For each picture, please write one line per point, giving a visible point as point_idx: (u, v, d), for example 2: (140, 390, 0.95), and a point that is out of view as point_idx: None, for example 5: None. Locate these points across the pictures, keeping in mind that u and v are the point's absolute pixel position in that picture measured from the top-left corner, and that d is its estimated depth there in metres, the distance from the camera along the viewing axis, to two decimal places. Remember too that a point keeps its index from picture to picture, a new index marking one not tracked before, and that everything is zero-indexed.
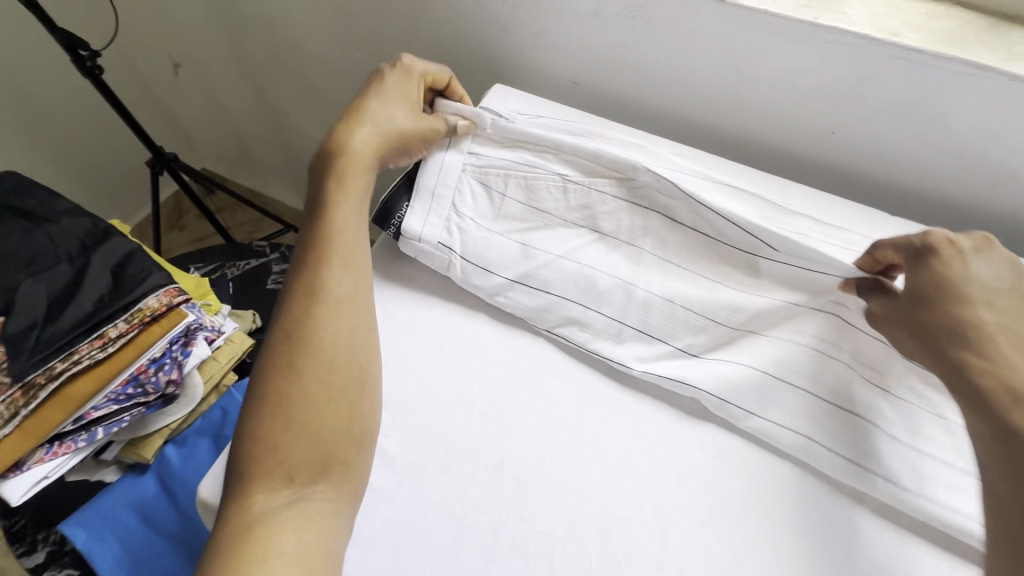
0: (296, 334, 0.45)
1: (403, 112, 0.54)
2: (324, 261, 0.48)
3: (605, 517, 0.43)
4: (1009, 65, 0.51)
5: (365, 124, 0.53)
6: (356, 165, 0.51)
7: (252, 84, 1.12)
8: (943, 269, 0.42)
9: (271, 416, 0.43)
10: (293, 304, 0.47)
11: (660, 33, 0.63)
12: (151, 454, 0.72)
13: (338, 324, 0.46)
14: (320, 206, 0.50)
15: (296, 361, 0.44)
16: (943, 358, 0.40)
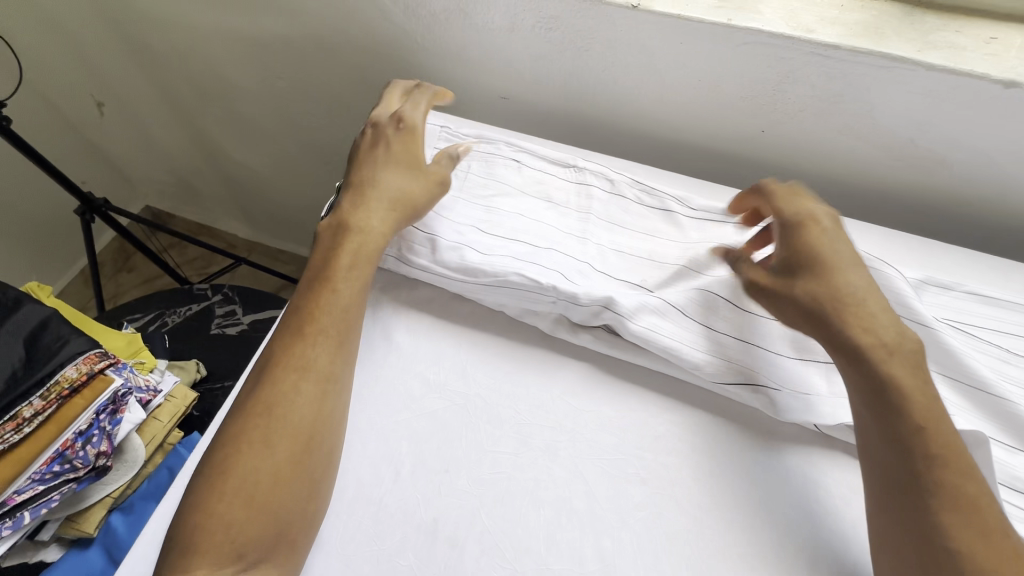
0: (277, 409, 0.41)
1: (406, 180, 0.52)
2: (312, 333, 0.45)
3: (545, 572, 0.40)
4: (925, 55, 0.50)
5: (375, 200, 0.50)
6: (362, 236, 0.49)
7: (182, 119, 1.07)
8: (814, 246, 0.44)
9: (233, 495, 0.38)
10: (272, 372, 0.43)
11: (578, 44, 0.60)
12: (93, 526, 0.67)
13: (319, 405, 0.42)
14: (317, 273, 0.48)
15: (269, 440, 0.40)
16: (823, 332, 0.42)
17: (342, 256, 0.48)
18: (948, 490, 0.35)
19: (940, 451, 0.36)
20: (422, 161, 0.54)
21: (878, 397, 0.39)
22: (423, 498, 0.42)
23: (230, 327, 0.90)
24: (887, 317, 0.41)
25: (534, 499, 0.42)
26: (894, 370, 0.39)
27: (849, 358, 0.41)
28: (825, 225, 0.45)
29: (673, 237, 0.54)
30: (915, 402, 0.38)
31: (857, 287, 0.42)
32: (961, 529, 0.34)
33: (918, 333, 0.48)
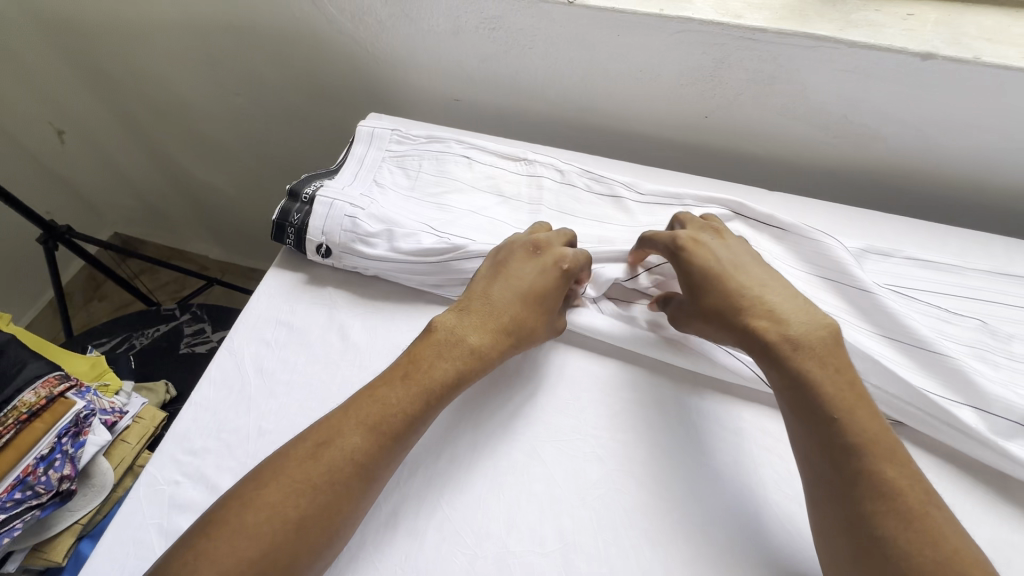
0: (320, 495, 0.37)
1: (531, 313, 0.46)
2: (385, 433, 0.40)
3: (507, 554, 0.40)
4: (847, 33, 0.52)
5: (502, 326, 0.45)
6: (475, 368, 0.44)
7: (147, 144, 1.07)
8: (704, 262, 0.45)
9: (238, 564, 0.34)
10: (343, 455, 0.39)
11: (521, 42, 0.62)
12: (62, 555, 0.65)
13: (360, 503, 0.39)
14: (422, 387, 0.42)
15: (303, 520, 0.36)
16: (748, 346, 0.42)
17: (455, 378, 0.43)
18: (875, 477, 0.35)
19: (867, 441, 0.36)
20: (555, 296, 0.47)
21: (798, 395, 0.39)
22: (381, 492, 0.43)
23: (199, 346, 0.89)
24: (798, 309, 0.42)
25: (491, 485, 0.43)
26: (805, 364, 0.39)
27: (763, 363, 0.41)
28: (706, 240, 0.46)
29: (621, 222, 0.56)
30: (836, 394, 0.38)
31: (751, 287, 0.43)
32: (888, 516, 0.34)
33: (858, 298, 0.50)
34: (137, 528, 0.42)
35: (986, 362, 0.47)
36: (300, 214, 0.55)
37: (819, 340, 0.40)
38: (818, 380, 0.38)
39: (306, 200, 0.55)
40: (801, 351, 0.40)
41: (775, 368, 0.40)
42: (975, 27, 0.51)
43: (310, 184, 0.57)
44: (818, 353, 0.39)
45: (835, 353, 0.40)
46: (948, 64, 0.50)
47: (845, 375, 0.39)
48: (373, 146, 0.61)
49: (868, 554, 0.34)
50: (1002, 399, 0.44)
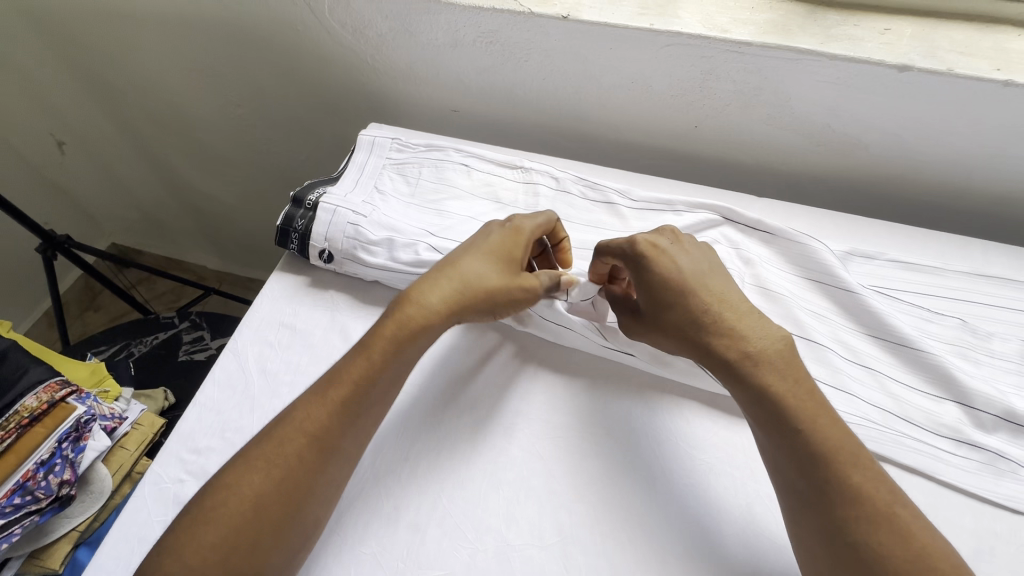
0: (272, 474, 0.39)
1: (481, 270, 0.47)
2: (331, 400, 0.42)
3: (507, 547, 0.41)
4: (828, 46, 0.54)
5: (448, 282, 0.46)
6: (422, 326, 0.45)
7: (145, 153, 1.09)
8: (661, 270, 0.45)
9: (205, 546, 0.37)
10: (292, 425, 0.41)
11: (517, 55, 0.64)
12: (60, 561, 0.65)
13: (320, 474, 0.40)
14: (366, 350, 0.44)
15: (258, 497, 0.38)
16: (706, 357, 0.43)
17: (405, 330, 0.44)
18: (843, 483, 0.37)
19: (832, 449, 0.38)
20: (512, 256, 0.48)
21: (763, 408, 0.40)
22: (384, 491, 0.44)
23: (198, 353, 0.89)
24: (755, 323, 0.43)
25: (491, 480, 0.44)
26: (766, 377, 0.40)
27: (726, 380, 0.42)
28: (665, 246, 0.46)
29: (615, 227, 0.58)
30: (797, 404, 0.39)
31: (710, 299, 0.44)
32: (861, 520, 0.35)
33: (844, 299, 0.52)
34: (142, 525, 0.43)
35: (967, 358, 0.49)
36: (303, 220, 0.56)
37: (779, 355, 0.41)
38: (778, 392, 0.40)
39: (310, 206, 0.57)
40: (761, 363, 0.41)
41: (739, 383, 0.41)
42: (948, 41, 0.54)
43: (313, 191, 0.58)
44: (777, 363, 0.41)
45: (792, 363, 0.41)
46: (923, 76, 0.52)
47: (803, 384, 0.40)
48: (374, 155, 0.63)
49: (845, 560, 0.35)
50: (983, 393, 0.46)
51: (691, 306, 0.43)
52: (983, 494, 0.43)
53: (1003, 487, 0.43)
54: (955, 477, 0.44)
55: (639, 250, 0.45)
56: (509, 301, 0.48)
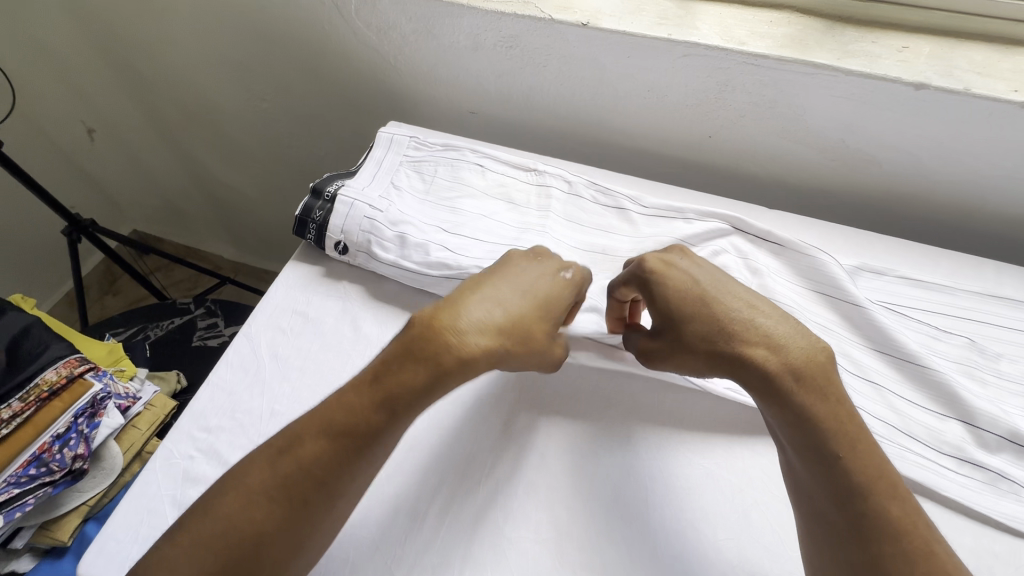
0: (274, 513, 0.37)
1: (517, 309, 0.43)
2: (345, 443, 0.38)
3: (503, 541, 0.43)
4: (844, 62, 0.55)
5: (487, 318, 0.41)
6: (452, 368, 0.40)
7: (170, 142, 1.12)
8: (676, 282, 0.45)
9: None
10: (302, 465, 0.38)
11: (536, 60, 0.65)
12: (68, 534, 0.67)
13: (327, 515, 0.38)
14: (395, 383, 0.39)
15: (260, 531, 0.37)
16: (739, 373, 0.42)
17: (452, 361, 0.39)
18: (883, 517, 0.36)
19: (872, 482, 0.38)
20: (549, 306, 0.45)
21: (803, 431, 0.40)
22: (389, 479, 0.46)
23: (212, 339, 0.91)
24: (785, 327, 0.42)
25: (489, 476, 0.46)
26: (808, 400, 0.40)
27: (768, 398, 0.41)
28: (675, 261, 0.46)
29: (624, 233, 0.59)
30: (840, 432, 0.39)
31: (736, 307, 0.43)
32: (904, 558, 0.35)
33: (851, 313, 0.52)
34: (152, 498, 0.45)
35: (973, 378, 0.49)
36: (321, 212, 0.58)
37: (818, 366, 0.41)
38: (822, 418, 0.39)
39: (328, 198, 0.58)
40: (803, 381, 0.40)
41: (782, 406, 0.40)
42: (965, 61, 0.54)
43: (332, 184, 0.60)
44: (815, 383, 0.40)
45: (834, 383, 0.41)
46: (939, 94, 0.53)
47: (844, 409, 0.40)
48: (392, 150, 0.65)
49: None
50: (988, 412, 0.46)
51: (714, 317, 0.43)
52: (983, 513, 0.43)
53: (1004, 506, 0.43)
54: (957, 495, 0.44)
55: (647, 263, 0.46)
56: (538, 358, 0.44)
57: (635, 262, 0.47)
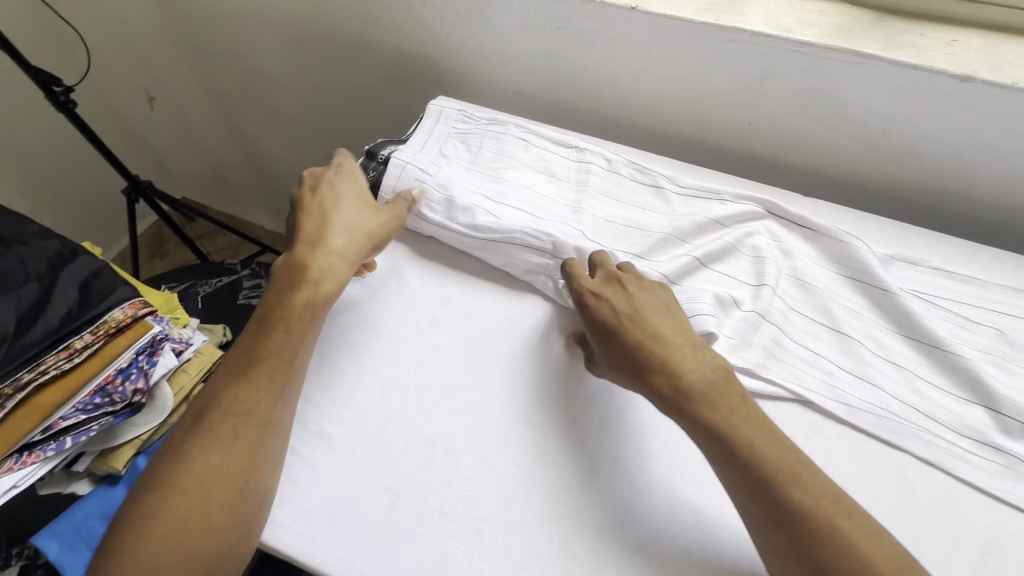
0: (208, 461, 0.41)
1: (359, 218, 0.54)
2: (252, 375, 0.44)
3: (532, 482, 0.44)
4: (890, 52, 0.55)
5: (331, 238, 0.51)
6: (327, 280, 0.50)
7: (222, 112, 1.17)
8: (601, 317, 0.47)
9: (156, 531, 0.38)
10: (216, 406, 0.43)
11: (583, 42, 0.68)
12: (122, 464, 0.73)
13: (257, 449, 0.42)
14: (276, 315, 0.48)
15: (200, 483, 0.40)
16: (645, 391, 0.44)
17: (318, 276, 0.50)
18: (786, 504, 0.37)
19: (775, 470, 0.38)
20: (368, 199, 0.56)
21: (704, 439, 0.41)
22: (425, 417, 0.48)
23: (256, 298, 0.97)
24: (692, 360, 0.43)
25: (522, 423, 0.47)
26: (699, 408, 0.41)
27: (667, 411, 0.43)
28: (605, 293, 0.48)
29: (659, 211, 0.61)
30: (731, 431, 0.40)
31: (642, 337, 0.45)
32: (812, 541, 0.36)
33: (879, 296, 0.54)
34: None
35: (1000, 367, 0.50)
36: (376, 173, 0.61)
37: (704, 384, 0.42)
38: (713, 421, 0.41)
39: (382, 160, 0.61)
40: (695, 399, 0.42)
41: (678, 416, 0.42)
42: (1015, 56, 0.54)
43: (386, 148, 0.63)
44: (708, 398, 0.42)
45: (723, 388, 0.42)
46: (985, 88, 0.53)
47: (736, 412, 0.41)
48: (442, 120, 0.68)
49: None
50: (1012, 400, 0.47)
51: (626, 350, 0.45)
52: (1000, 494, 0.44)
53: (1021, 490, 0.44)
54: (973, 475, 0.45)
55: (582, 292, 0.49)
56: (392, 228, 0.55)
57: (582, 285, 0.49)
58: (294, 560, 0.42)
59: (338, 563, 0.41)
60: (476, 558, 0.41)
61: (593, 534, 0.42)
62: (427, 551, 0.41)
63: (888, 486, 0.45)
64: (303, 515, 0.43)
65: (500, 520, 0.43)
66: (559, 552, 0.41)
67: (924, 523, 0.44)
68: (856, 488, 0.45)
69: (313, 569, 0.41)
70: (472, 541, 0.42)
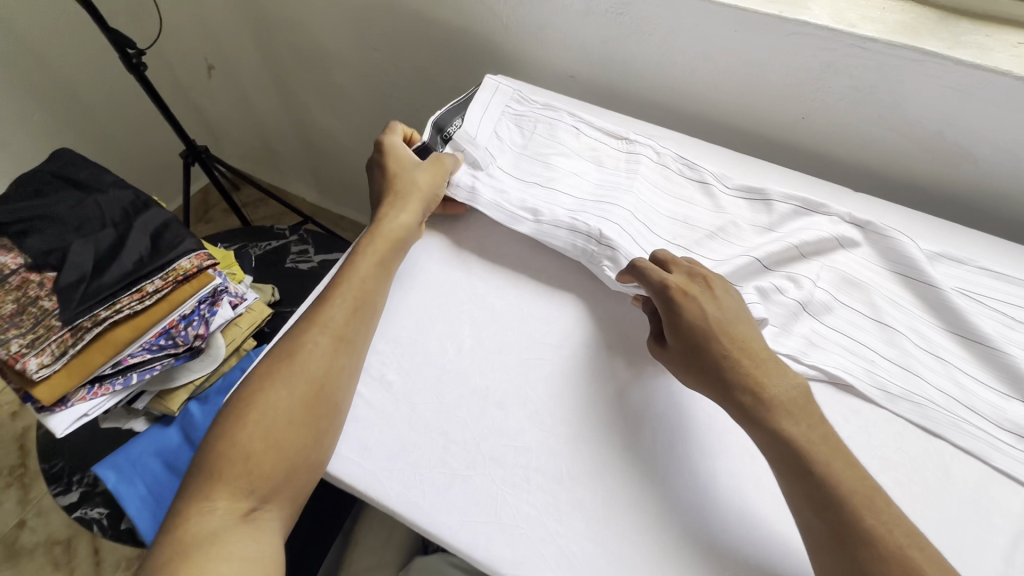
0: (293, 376, 0.47)
1: (412, 180, 0.59)
2: (333, 305, 0.51)
3: (578, 438, 0.47)
4: (955, 51, 0.56)
5: (392, 202, 0.58)
6: (390, 236, 0.56)
7: (277, 84, 1.21)
8: (688, 318, 0.48)
9: (245, 432, 0.44)
10: (303, 331, 0.50)
11: (643, 28, 0.69)
12: (177, 405, 0.78)
13: (335, 366, 0.48)
14: (347, 265, 0.55)
15: (285, 394, 0.46)
16: (726, 396, 0.46)
17: (381, 232, 0.56)
18: (856, 527, 0.39)
19: (847, 493, 0.40)
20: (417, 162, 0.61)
21: (777, 449, 0.43)
22: (479, 373, 0.51)
23: (303, 263, 1.01)
24: (777, 377, 0.46)
25: (570, 385, 0.50)
26: (781, 420, 0.43)
27: (743, 420, 0.45)
28: (694, 294, 0.49)
29: (706, 206, 0.62)
30: (809, 446, 0.42)
31: (731, 349, 0.47)
32: (875, 562, 0.37)
33: (925, 291, 0.55)
34: None
35: None
36: (438, 151, 0.64)
37: (790, 400, 0.44)
38: (791, 435, 0.43)
39: (448, 138, 0.65)
40: (776, 411, 0.44)
41: (755, 423, 0.44)
42: None
43: (452, 122, 0.66)
44: (788, 410, 0.44)
45: (805, 407, 0.45)
46: None
47: (814, 430, 0.43)
48: (498, 100, 0.70)
49: None
50: None
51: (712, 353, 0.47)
52: None
53: None
54: (1009, 466, 0.46)
55: (669, 290, 0.50)
56: (441, 179, 0.60)
57: (671, 282, 0.50)
58: (355, 490, 0.45)
59: (396, 495, 0.44)
60: (524, 502, 0.44)
61: (634, 489, 0.45)
62: (478, 492, 0.44)
63: (925, 470, 0.47)
64: (364, 451, 0.47)
65: (547, 470, 0.46)
66: (602, 502, 0.44)
67: (956, 505, 0.45)
68: (891, 468, 0.47)
69: (371, 499, 0.45)
70: (521, 486, 0.44)
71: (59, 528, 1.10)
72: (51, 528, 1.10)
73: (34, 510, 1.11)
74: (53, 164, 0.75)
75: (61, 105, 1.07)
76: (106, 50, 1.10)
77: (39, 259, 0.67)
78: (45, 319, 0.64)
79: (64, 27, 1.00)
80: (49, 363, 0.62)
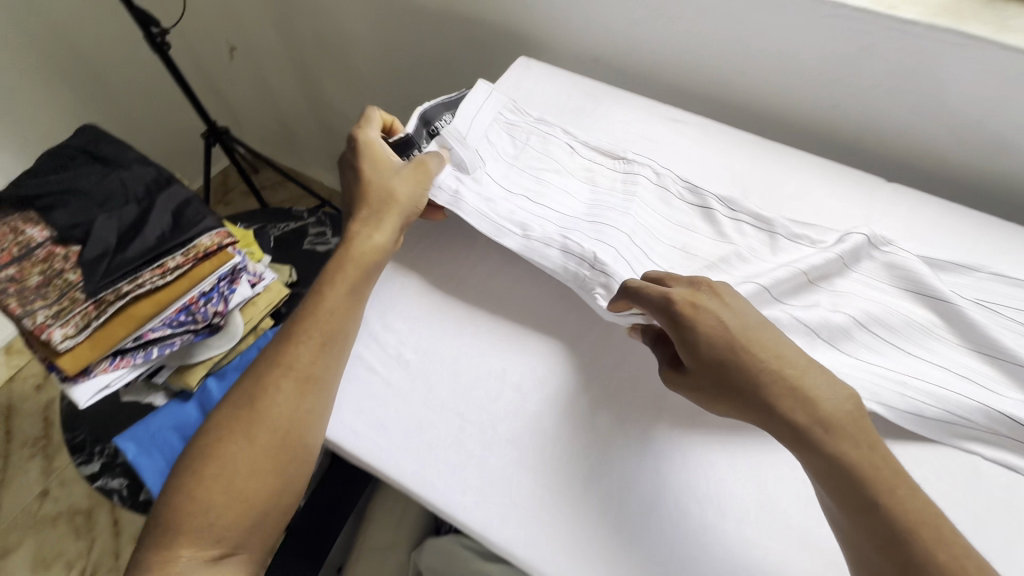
0: (255, 420, 0.45)
1: (387, 193, 0.55)
2: (299, 339, 0.48)
3: (594, 423, 0.47)
4: (1001, 36, 0.53)
5: (366, 218, 0.55)
6: (365, 255, 0.53)
7: (298, 67, 1.21)
8: (704, 333, 0.44)
9: (206, 480, 0.43)
10: (267, 368, 0.48)
11: (672, 10, 0.67)
12: (195, 382, 0.79)
13: (301, 406, 0.46)
14: (318, 291, 0.52)
15: (248, 440, 0.45)
16: (774, 420, 0.41)
17: (355, 254, 0.53)
18: (928, 564, 0.35)
19: (916, 526, 0.36)
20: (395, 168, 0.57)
21: (835, 479, 0.38)
22: (496, 356, 0.51)
23: (320, 246, 1.01)
24: (827, 388, 0.41)
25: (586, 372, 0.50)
26: (837, 444, 0.39)
27: (797, 448, 0.40)
28: (704, 304, 0.45)
29: (707, 235, 0.58)
30: (874, 474, 0.38)
31: (769, 359, 0.43)
32: None
33: (945, 311, 0.52)
34: None
35: None
36: (422, 145, 0.62)
37: (846, 419, 0.40)
38: (851, 461, 0.38)
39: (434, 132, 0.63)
40: (834, 432, 0.39)
41: (809, 450, 0.40)
42: None
43: (439, 116, 0.64)
44: (846, 431, 0.40)
45: (861, 425, 0.40)
46: None
47: (874, 451, 0.39)
48: (492, 104, 0.66)
49: None
50: None
51: (745, 369, 0.42)
52: None
53: None
54: None
55: (679, 304, 0.45)
56: (421, 191, 0.56)
57: (681, 294, 0.46)
58: (371, 467, 0.46)
59: (412, 473, 0.45)
60: (539, 485, 0.44)
61: (651, 476, 0.44)
62: (494, 474, 0.44)
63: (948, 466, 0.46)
64: (381, 429, 0.47)
65: (562, 454, 0.45)
66: (618, 487, 0.44)
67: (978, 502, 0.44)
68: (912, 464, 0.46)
69: (387, 477, 0.45)
70: (537, 469, 0.44)
71: (80, 498, 1.13)
72: (72, 497, 1.13)
73: (56, 480, 1.14)
74: (79, 139, 0.76)
75: (87, 83, 1.08)
76: (132, 29, 1.10)
77: (65, 232, 0.68)
78: (70, 291, 0.65)
79: (91, 5, 1.01)
80: (73, 334, 0.63)
